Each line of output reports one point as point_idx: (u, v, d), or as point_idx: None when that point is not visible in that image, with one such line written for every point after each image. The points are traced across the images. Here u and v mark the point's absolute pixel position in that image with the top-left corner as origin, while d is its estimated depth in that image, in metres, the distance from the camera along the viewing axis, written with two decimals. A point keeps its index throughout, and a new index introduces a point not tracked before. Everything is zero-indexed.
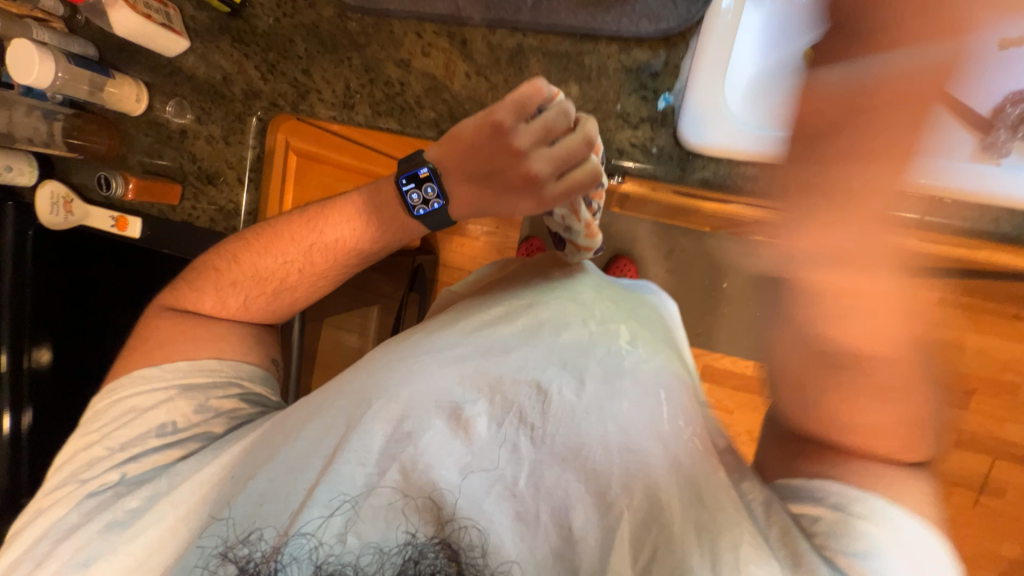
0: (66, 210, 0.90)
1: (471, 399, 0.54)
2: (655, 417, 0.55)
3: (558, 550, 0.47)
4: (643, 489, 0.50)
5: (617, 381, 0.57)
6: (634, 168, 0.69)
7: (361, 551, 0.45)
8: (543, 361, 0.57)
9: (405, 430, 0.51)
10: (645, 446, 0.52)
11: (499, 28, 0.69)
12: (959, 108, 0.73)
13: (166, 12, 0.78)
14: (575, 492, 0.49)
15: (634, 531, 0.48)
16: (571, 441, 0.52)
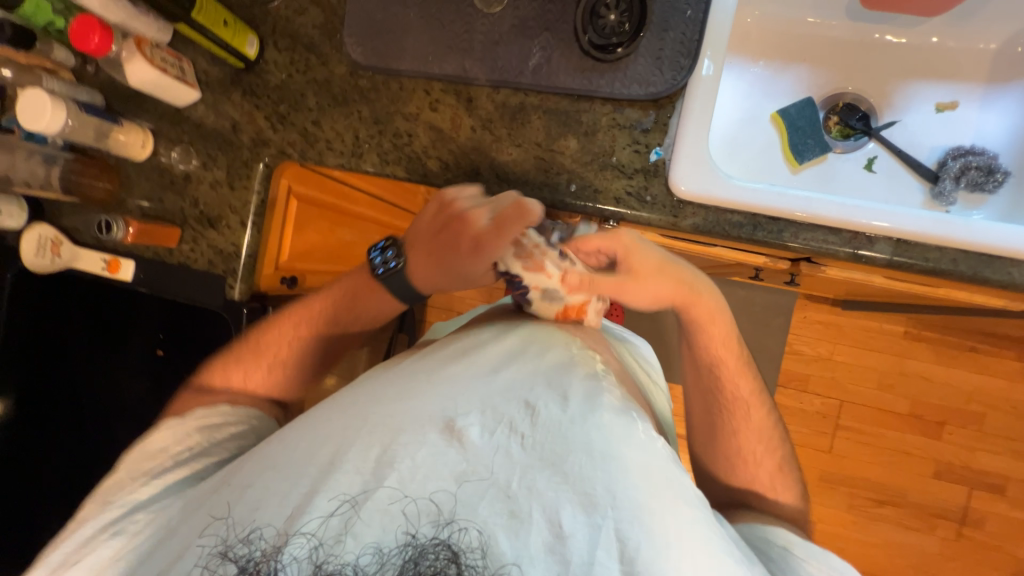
0: (52, 253, 0.88)
1: (463, 409, 0.53)
2: (631, 428, 0.52)
3: (549, 545, 0.45)
4: (630, 493, 0.48)
5: (599, 396, 0.54)
6: (629, 215, 0.72)
7: (360, 552, 0.45)
8: (530, 379, 0.56)
9: (397, 443, 0.51)
10: (623, 452, 0.50)
11: (503, 88, 0.75)
12: (909, 162, 0.83)
13: (180, 66, 0.82)
14: (562, 494, 0.48)
15: (620, 529, 0.46)
16: (554, 449, 0.50)
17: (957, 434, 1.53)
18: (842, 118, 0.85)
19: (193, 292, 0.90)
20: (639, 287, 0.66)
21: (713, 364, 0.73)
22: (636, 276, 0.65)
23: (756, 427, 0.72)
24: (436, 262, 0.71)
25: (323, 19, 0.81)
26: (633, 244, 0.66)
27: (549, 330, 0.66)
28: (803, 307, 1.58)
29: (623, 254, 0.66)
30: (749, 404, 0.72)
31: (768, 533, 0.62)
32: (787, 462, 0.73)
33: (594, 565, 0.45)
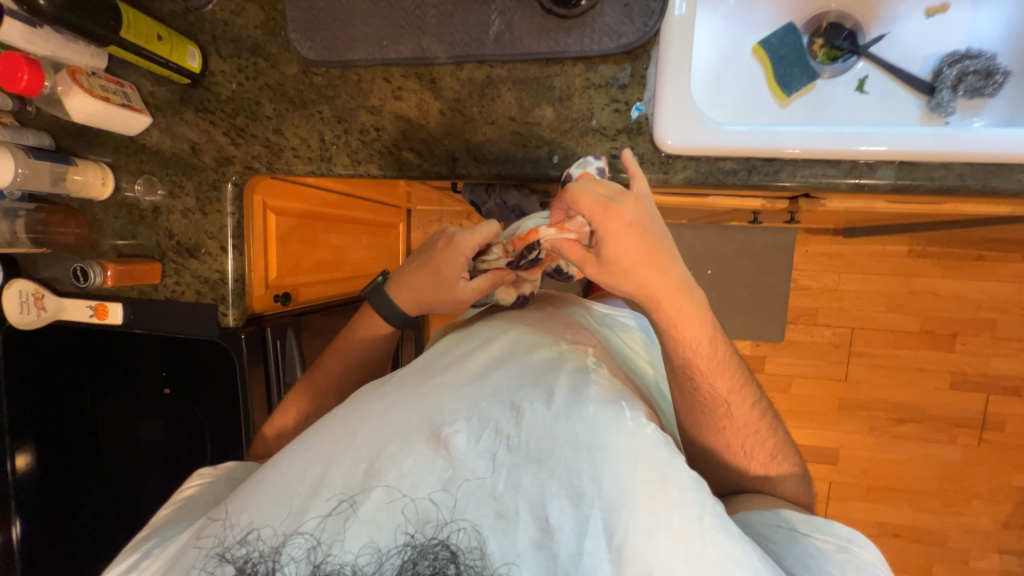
0: (37, 306, 0.86)
1: (451, 416, 0.52)
2: (618, 417, 0.49)
3: (538, 541, 0.45)
4: (618, 481, 0.46)
5: (584, 389, 0.52)
6: (618, 178, 0.69)
7: (359, 552, 0.45)
8: (516, 380, 0.55)
9: (387, 452, 0.49)
10: (610, 441, 0.48)
11: (466, 63, 0.71)
12: (901, 77, 0.78)
13: (124, 92, 0.77)
14: (551, 489, 0.47)
15: (609, 517, 0.45)
16: (540, 447, 0.49)
17: (970, 343, 1.53)
18: (828, 39, 0.81)
19: (186, 326, 0.86)
20: (606, 275, 0.57)
21: (687, 364, 0.64)
22: (606, 265, 0.56)
23: (741, 418, 0.66)
24: (415, 281, 0.73)
25: (262, 16, 0.76)
26: (624, 231, 0.54)
27: (532, 330, 0.63)
28: (805, 241, 1.56)
29: (606, 239, 0.54)
30: (732, 400, 0.66)
31: (779, 519, 0.58)
32: (784, 448, 0.69)
33: (584, 556, 0.45)
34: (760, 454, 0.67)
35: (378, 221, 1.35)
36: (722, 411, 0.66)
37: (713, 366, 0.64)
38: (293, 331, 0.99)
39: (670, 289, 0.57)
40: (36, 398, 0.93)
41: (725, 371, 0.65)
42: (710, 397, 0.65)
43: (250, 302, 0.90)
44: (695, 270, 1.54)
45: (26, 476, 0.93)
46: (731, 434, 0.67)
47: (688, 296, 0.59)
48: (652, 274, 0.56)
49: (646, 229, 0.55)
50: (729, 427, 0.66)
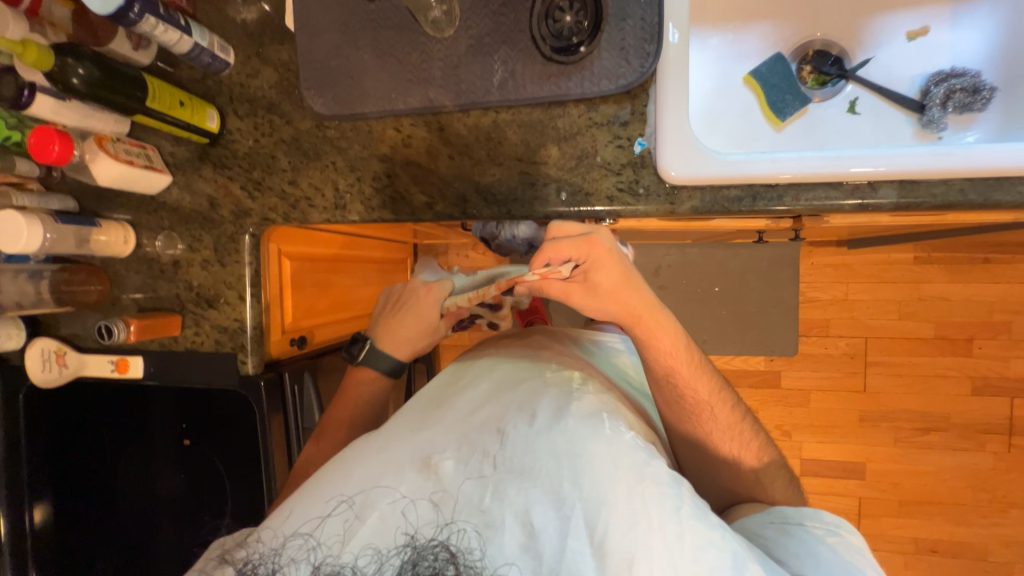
0: (59, 363, 0.87)
1: (441, 446, 0.54)
2: (596, 428, 0.51)
3: (524, 544, 0.46)
4: (597, 483, 0.47)
5: (565, 409, 0.54)
6: (626, 211, 0.71)
7: (359, 553, 0.47)
8: (503, 408, 0.57)
9: (384, 467, 0.53)
10: (589, 448, 0.49)
11: (472, 109, 0.74)
12: (891, 97, 0.81)
13: (146, 154, 0.81)
14: (534, 494, 0.48)
15: (590, 514, 0.46)
16: (525, 461, 0.50)
17: (987, 347, 1.52)
18: (815, 66, 0.84)
19: (207, 377, 0.87)
20: (590, 300, 0.63)
21: (670, 372, 0.67)
22: (591, 290, 0.63)
23: (722, 419, 0.68)
24: (400, 337, 0.82)
25: (277, 77, 0.80)
26: (606, 257, 0.62)
27: (517, 366, 0.65)
28: (809, 253, 1.57)
29: (592, 264, 0.62)
30: (713, 402, 0.68)
31: (773, 516, 0.57)
32: (768, 449, 0.70)
33: (568, 552, 0.45)
34: (745, 455, 0.68)
35: (387, 257, 1.37)
36: (709, 412, 0.68)
37: (693, 373, 0.67)
38: (309, 375, 1.00)
39: (648, 305, 0.64)
40: (58, 449, 0.95)
41: (704, 375, 0.68)
42: (694, 404, 0.68)
43: (268, 348, 0.91)
44: (701, 288, 1.56)
45: (42, 528, 0.93)
46: (720, 436, 0.68)
47: (662, 312, 0.65)
48: (632, 297, 0.63)
49: (622, 260, 0.63)
50: (716, 429, 0.68)
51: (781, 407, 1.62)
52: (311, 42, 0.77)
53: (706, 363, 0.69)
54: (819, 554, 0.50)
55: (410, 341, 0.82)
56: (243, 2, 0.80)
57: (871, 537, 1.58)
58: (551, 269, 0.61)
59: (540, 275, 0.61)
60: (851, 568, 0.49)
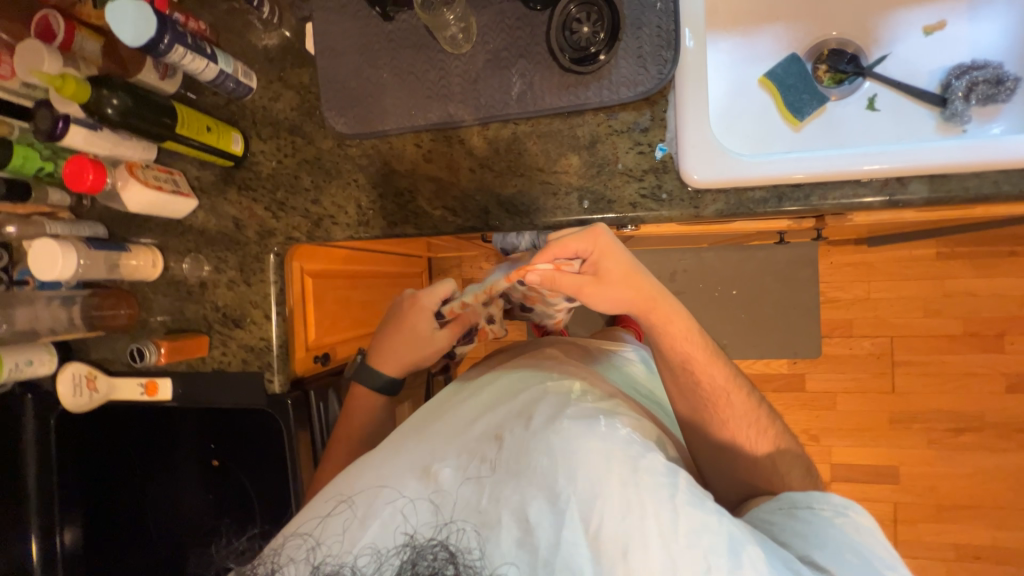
0: (89, 388, 0.88)
1: (442, 453, 0.55)
2: (591, 426, 0.52)
3: (520, 540, 0.47)
4: (591, 479, 0.48)
5: (563, 412, 0.55)
6: (650, 217, 0.71)
7: (359, 553, 0.49)
8: (502, 414, 0.58)
9: (386, 470, 0.55)
10: (583, 444, 0.50)
11: (492, 122, 0.75)
12: (911, 92, 0.80)
13: (173, 180, 0.82)
14: (529, 492, 0.49)
15: (584, 507, 0.47)
16: (521, 461, 0.51)
17: (1018, 342, 1.48)
18: (831, 65, 0.84)
19: (234, 397, 0.87)
20: (599, 292, 0.63)
21: (687, 357, 0.67)
22: (601, 281, 0.63)
23: (739, 409, 0.67)
24: (397, 349, 0.81)
25: (298, 99, 0.82)
26: (610, 246, 0.62)
27: (517, 372, 0.66)
28: (828, 253, 1.55)
29: (598, 256, 0.62)
30: (730, 389, 0.67)
31: (781, 502, 0.56)
32: (784, 438, 0.68)
33: (562, 545, 0.46)
34: (762, 442, 0.66)
35: (403, 271, 1.38)
36: (726, 402, 0.67)
37: (708, 360, 0.67)
38: (336, 393, 0.99)
39: (657, 297, 0.65)
40: (87, 471, 0.95)
41: (717, 362, 0.67)
42: (712, 394, 0.67)
43: (293, 366, 0.91)
44: (719, 292, 1.54)
45: (72, 550, 0.92)
46: (740, 425, 0.66)
47: (672, 301, 0.66)
48: (643, 287, 0.64)
49: (627, 251, 0.64)
50: (735, 420, 0.66)
51: (808, 411, 1.58)
52: (331, 64, 0.79)
53: (721, 353, 0.69)
54: (824, 535, 0.50)
55: (407, 352, 0.81)
56: (264, 29, 0.83)
57: (909, 544, 1.53)
58: (559, 263, 0.62)
59: (552, 263, 0.61)
60: (856, 548, 0.49)
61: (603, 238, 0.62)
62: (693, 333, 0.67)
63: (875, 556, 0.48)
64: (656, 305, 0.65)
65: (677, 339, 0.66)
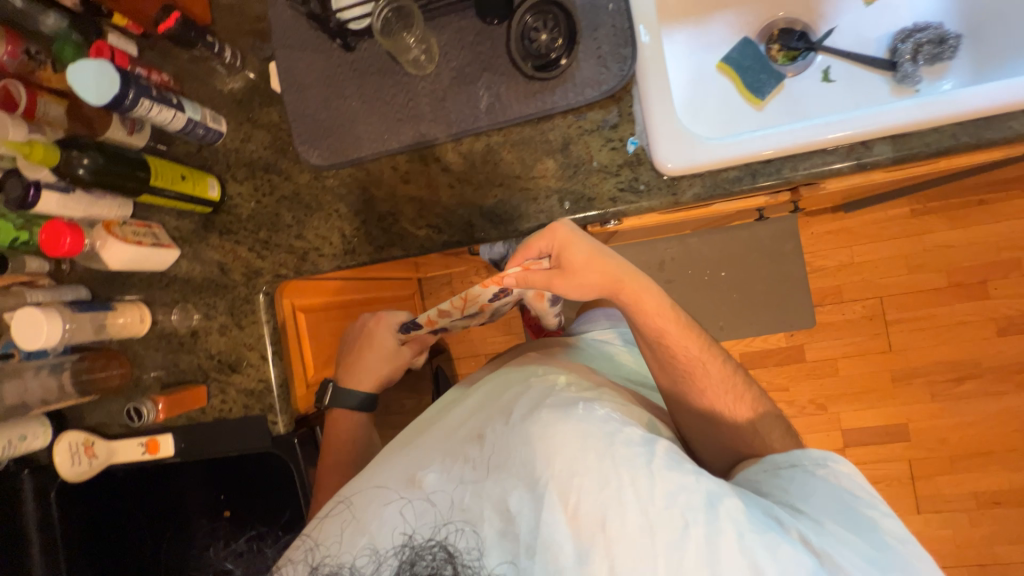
0: (88, 455, 0.86)
1: (431, 458, 0.56)
2: (569, 410, 0.54)
3: (501, 531, 0.49)
4: (567, 458, 0.50)
5: (542, 400, 0.56)
6: (631, 209, 0.72)
7: (359, 554, 0.50)
8: (485, 410, 0.59)
9: (382, 472, 0.57)
10: (561, 428, 0.52)
11: (464, 137, 0.76)
12: (862, 60, 0.84)
13: (153, 233, 0.82)
14: (508, 483, 0.51)
15: (562, 488, 0.48)
16: (503, 452, 0.53)
17: (1001, 286, 1.52)
18: (782, 43, 0.87)
19: (238, 443, 0.86)
20: (569, 281, 0.66)
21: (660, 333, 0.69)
22: (567, 272, 0.66)
23: (717, 376, 0.69)
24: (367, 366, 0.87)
25: (270, 138, 0.83)
26: (570, 237, 0.65)
27: (501, 373, 0.67)
28: (807, 224, 1.58)
29: (560, 248, 0.65)
30: (706, 358, 0.70)
31: (766, 465, 0.59)
32: (762, 401, 0.70)
33: (542, 528, 0.48)
34: (739, 407, 0.68)
35: (395, 295, 1.37)
36: (704, 371, 0.69)
37: (682, 332, 0.69)
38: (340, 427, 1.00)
39: (625, 279, 0.68)
40: (93, 544, 0.93)
41: (691, 333, 0.70)
42: (690, 364, 0.69)
43: (296, 404, 0.90)
44: (709, 274, 1.56)
45: None
46: (719, 393, 0.69)
47: (642, 281, 0.69)
48: (610, 271, 0.67)
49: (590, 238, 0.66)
50: (713, 388, 0.69)
51: (812, 381, 1.60)
52: (298, 99, 0.79)
53: (694, 326, 0.71)
54: (806, 489, 0.54)
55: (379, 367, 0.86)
56: (228, 74, 0.83)
57: (930, 499, 1.54)
58: (529, 262, 0.67)
59: (521, 265, 0.66)
60: (837, 492, 0.53)
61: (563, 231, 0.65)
62: (663, 310, 0.69)
63: (856, 498, 0.53)
64: (624, 287, 0.67)
65: (651, 317, 0.69)
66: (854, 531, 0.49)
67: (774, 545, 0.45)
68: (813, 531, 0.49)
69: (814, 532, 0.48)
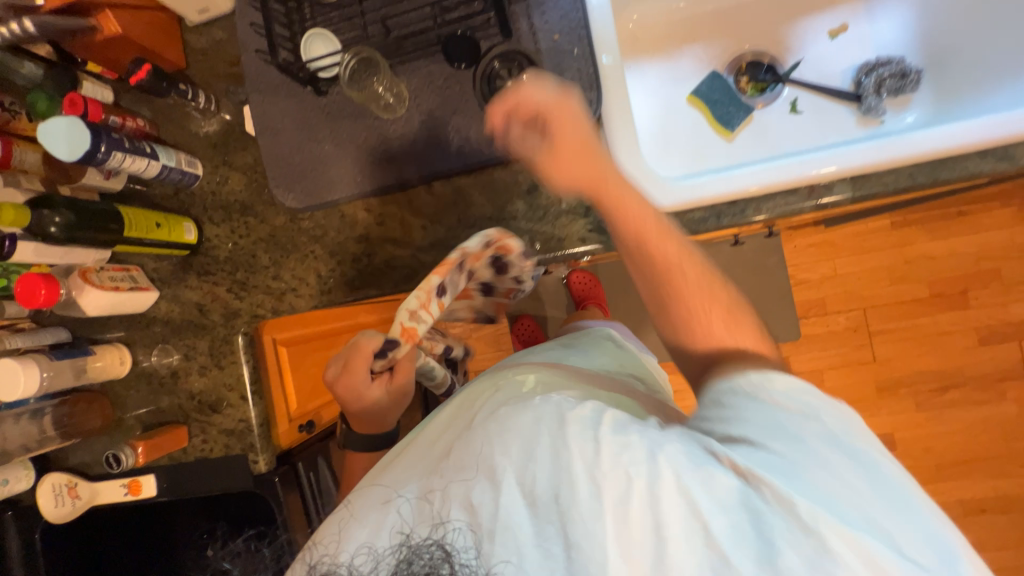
0: (72, 496, 0.86)
1: (416, 461, 0.54)
2: (523, 401, 0.52)
3: (471, 524, 0.45)
4: (522, 444, 0.47)
5: (502, 398, 0.55)
6: (600, 249, 0.74)
7: (354, 553, 0.47)
8: (459, 414, 0.58)
9: (371, 480, 0.55)
10: (514, 417, 0.50)
11: (436, 178, 0.77)
12: (828, 92, 0.85)
13: (130, 276, 0.83)
14: (468, 478, 0.48)
15: (521, 475, 0.46)
16: (466, 444, 0.51)
17: (982, 296, 1.53)
18: (751, 75, 0.88)
19: (220, 482, 0.86)
20: (546, 152, 0.59)
21: (640, 243, 0.58)
22: (547, 139, 0.59)
23: (698, 284, 0.58)
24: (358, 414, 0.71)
25: (246, 180, 0.83)
26: (555, 100, 0.58)
27: (477, 382, 0.65)
28: (790, 237, 1.59)
29: (543, 109, 0.58)
30: (686, 258, 0.58)
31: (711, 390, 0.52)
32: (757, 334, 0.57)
33: (505, 515, 0.45)
34: (724, 325, 0.57)
35: None
36: (681, 279, 0.58)
37: (660, 233, 0.59)
38: (323, 459, 1.02)
39: (600, 160, 0.58)
40: None
41: (672, 238, 0.59)
42: (665, 268, 0.58)
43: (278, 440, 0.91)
44: None
45: None
46: (697, 308, 0.57)
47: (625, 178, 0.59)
48: (590, 145, 0.58)
49: (580, 103, 0.60)
50: (692, 298, 0.58)
51: None
52: (272, 142, 0.80)
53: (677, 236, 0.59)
54: (740, 416, 0.47)
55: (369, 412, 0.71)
56: (203, 116, 0.84)
57: None
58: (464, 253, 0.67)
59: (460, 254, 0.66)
60: (779, 414, 0.46)
61: (541, 94, 0.58)
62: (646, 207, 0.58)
63: (799, 414, 0.46)
64: (596, 170, 0.58)
65: (621, 208, 0.58)
66: (789, 446, 0.44)
67: (710, 478, 0.42)
68: (747, 455, 0.44)
69: (747, 450, 0.44)
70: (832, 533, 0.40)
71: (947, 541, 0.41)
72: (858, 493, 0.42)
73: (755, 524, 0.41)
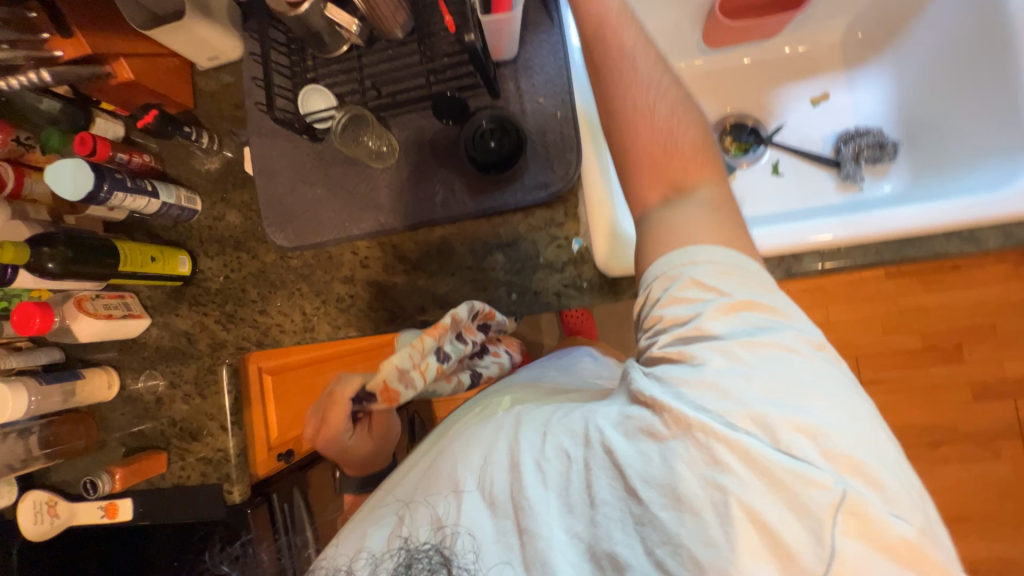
0: (50, 514, 0.87)
1: (407, 480, 0.60)
2: (492, 419, 0.57)
3: (450, 532, 0.48)
4: (484, 449, 0.52)
5: (479, 422, 0.61)
6: (574, 304, 0.76)
7: (353, 558, 0.52)
8: (447, 437, 0.64)
9: (373, 502, 0.61)
10: (482, 432, 0.55)
11: (421, 226, 0.79)
12: (808, 156, 0.89)
13: (124, 303, 0.86)
14: (439, 493, 0.51)
15: (481, 484, 0.49)
16: (444, 459, 0.56)
17: (976, 351, 1.52)
18: (734, 136, 0.92)
19: (194, 510, 0.88)
20: None
21: (600, 28, 0.61)
22: None
23: (648, 69, 0.59)
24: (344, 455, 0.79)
25: (242, 217, 0.87)
26: None
27: (468, 412, 0.70)
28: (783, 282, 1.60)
29: None
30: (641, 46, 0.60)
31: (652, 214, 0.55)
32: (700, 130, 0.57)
33: (479, 517, 0.48)
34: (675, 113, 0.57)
35: None
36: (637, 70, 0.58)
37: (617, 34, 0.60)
38: (299, 490, 1.02)
39: None
40: None
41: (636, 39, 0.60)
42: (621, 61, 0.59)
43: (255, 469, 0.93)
44: None
45: None
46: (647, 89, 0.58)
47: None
48: None
49: None
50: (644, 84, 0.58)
51: None
52: (267, 183, 0.84)
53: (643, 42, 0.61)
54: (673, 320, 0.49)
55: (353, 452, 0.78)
56: (205, 154, 0.88)
57: None
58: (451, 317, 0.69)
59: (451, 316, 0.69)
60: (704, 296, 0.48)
61: None
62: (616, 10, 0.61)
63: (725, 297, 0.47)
64: None
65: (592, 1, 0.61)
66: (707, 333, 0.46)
67: (627, 418, 0.45)
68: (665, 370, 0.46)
69: (667, 366, 0.47)
70: (720, 444, 0.40)
71: (849, 434, 0.40)
72: (760, 404, 0.41)
73: (660, 453, 0.42)
